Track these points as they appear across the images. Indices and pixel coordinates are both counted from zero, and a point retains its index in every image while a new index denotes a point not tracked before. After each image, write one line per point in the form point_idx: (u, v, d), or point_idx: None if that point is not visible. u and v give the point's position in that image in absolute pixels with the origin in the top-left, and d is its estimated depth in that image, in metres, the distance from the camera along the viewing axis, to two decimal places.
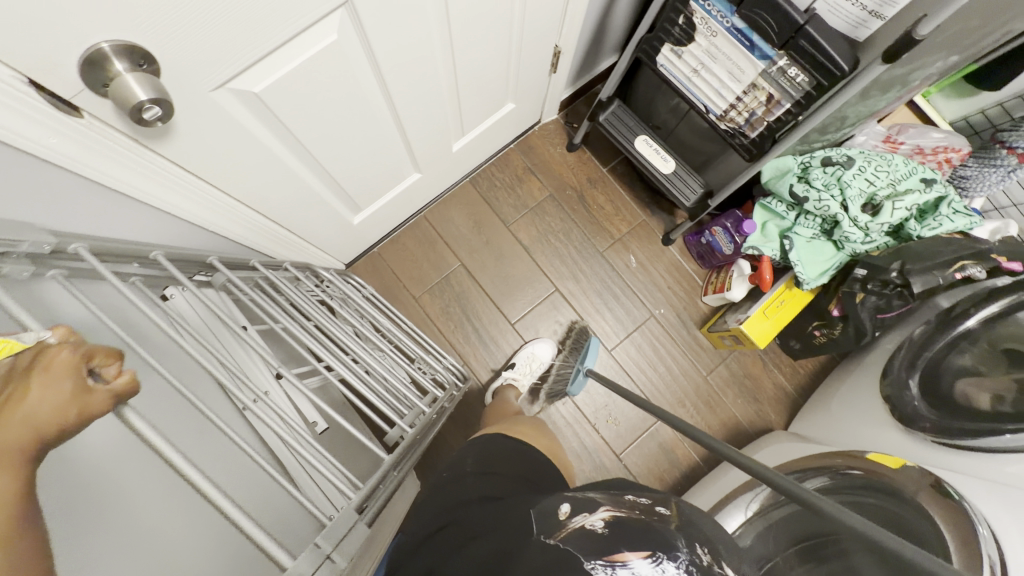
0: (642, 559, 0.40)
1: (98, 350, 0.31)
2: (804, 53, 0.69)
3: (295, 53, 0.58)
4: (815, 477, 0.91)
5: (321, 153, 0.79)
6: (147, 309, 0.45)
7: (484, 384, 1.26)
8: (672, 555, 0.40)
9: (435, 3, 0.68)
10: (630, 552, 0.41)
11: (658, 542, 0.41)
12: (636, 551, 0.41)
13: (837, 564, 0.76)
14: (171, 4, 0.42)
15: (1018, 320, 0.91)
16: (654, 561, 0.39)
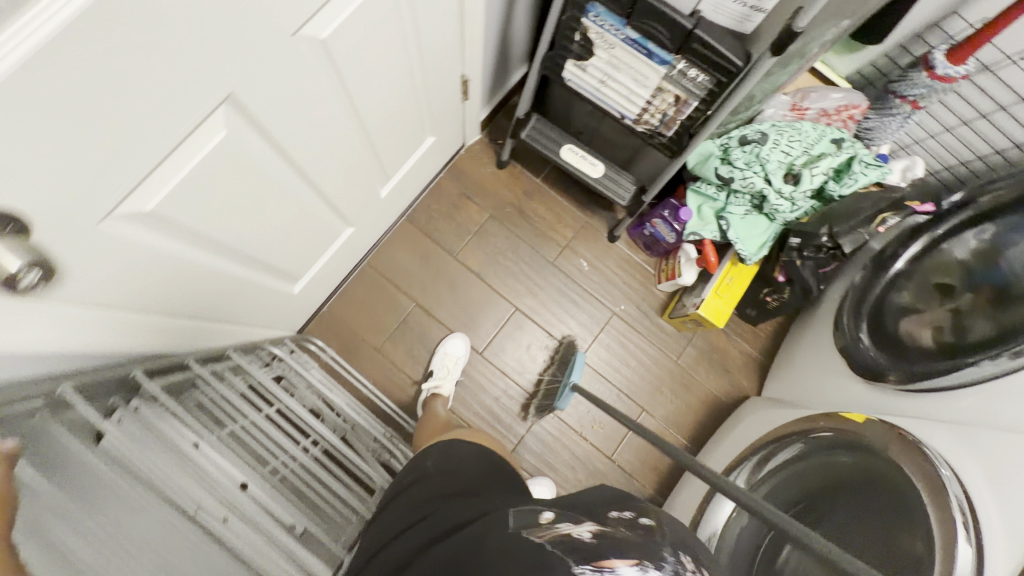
0: (629, 567, 0.44)
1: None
2: (699, 55, 0.71)
3: (185, 160, 0.54)
4: (780, 452, 0.97)
5: (239, 242, 0.74)
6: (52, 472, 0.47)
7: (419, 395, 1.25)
8: (656, 564, 0.45)
9: (326, 72, 0.65)
10: (617, 559, 0.44)
11: (644, 552, 0.46)
12: (623, 559, 0.44)
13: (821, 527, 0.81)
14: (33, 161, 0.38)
15: (942, 254, 1.03)
16: (641, 569, 0.44)
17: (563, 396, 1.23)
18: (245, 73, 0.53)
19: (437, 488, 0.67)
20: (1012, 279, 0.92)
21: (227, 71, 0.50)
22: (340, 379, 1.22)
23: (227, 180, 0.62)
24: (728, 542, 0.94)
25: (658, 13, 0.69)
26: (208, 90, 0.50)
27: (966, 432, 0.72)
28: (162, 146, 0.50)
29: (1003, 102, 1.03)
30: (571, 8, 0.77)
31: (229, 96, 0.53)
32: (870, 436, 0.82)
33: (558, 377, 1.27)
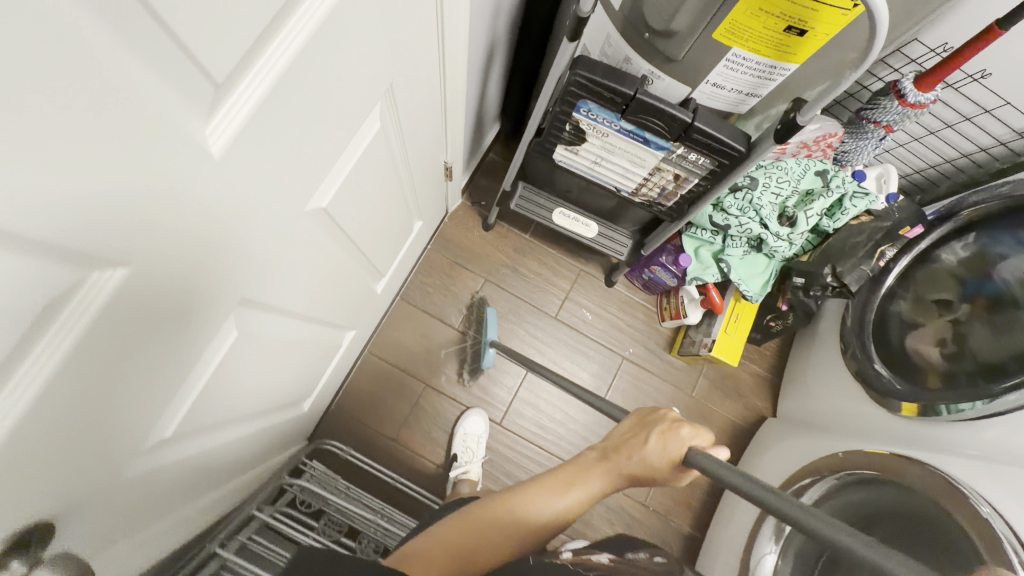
0: None
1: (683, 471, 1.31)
2: (699, 142, 0.70)
3: (200, 372, 0.50)
4: (813, 488, 0.99)
5: (252, 402, 0.70)
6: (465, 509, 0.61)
7: (445, 474, 1.21)
8: None
9: (326, 229, 0.61)
10: None
11: None
12: None
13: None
14: (45, 469, 0.34)
15: (933, 268, 1.07)
16: None
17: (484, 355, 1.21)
18: (250, 274, 0.49)
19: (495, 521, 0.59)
20: (1004, 289, 0.93)
21: (231, 282, 0.46)
22: (361, 477, 1.18)
23: (239, 365, 0.58)
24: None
25: (654, 109, 0.67)
26: (215, 308, 0.46)
27: (1000, 467, 0.75)
28: (175, 375, 0.46)
29: (967, 113, 1.07)
30: (559, 104, 0.75)
31: (239, 302, 0.50)
32: (911, 479, 0.83)
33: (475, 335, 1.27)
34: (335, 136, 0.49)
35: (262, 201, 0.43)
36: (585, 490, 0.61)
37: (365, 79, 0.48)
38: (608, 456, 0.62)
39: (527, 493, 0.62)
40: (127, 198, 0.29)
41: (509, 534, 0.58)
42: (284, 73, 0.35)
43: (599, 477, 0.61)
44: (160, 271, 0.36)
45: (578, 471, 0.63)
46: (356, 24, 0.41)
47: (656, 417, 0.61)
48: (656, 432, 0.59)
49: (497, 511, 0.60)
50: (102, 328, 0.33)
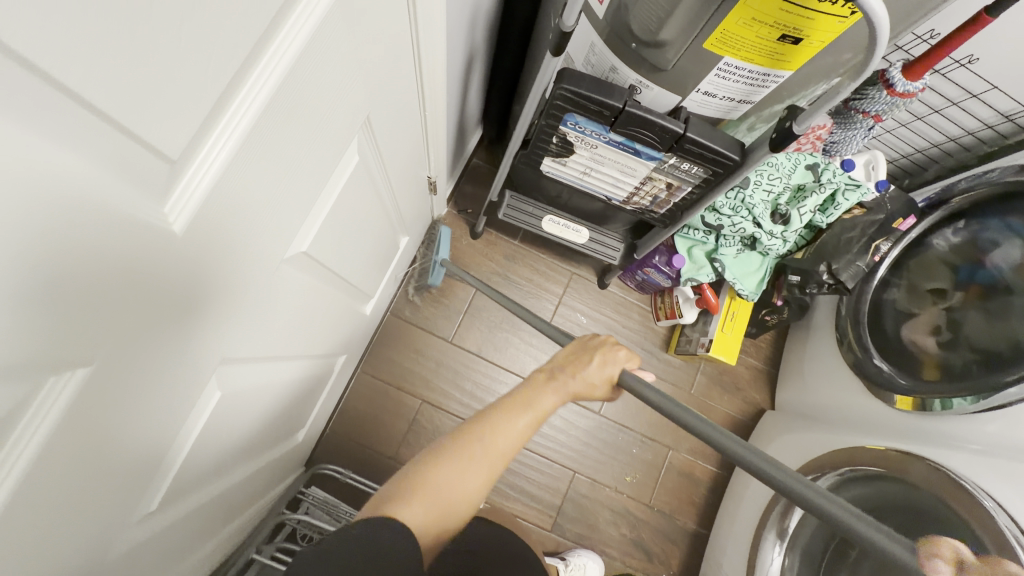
0: None
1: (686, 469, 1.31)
2: (692, 152, 0.68)
3: (186, 439, 0.47)
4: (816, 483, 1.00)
5: (243, 447, 0.67)
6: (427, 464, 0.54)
7: None
8: None
9: (309, 268, 0.58)
10: None
11: None
12: None
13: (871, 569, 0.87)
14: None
15: (924, 256, 1.07)
16: None
17: (433, 273, 1.19)
18: (232, 333, 0.47)
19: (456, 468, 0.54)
20: (996, 276, 0.93)
21: (211, 345, 0.44)
22: (363, 499, 1.16)
23: (228, 419, 0.55)
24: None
25: (645, 121, 0.65)
26: (197, 374, 0.43)
27: (1000, 459, 0.75)
28: (160, 448, 0.43)
29: (954, 98, 1.06)
30: (545, 117, 0.72)
31: (221, 362, 0.47)
32: (916, 477, 0.83)
33: (426, 256, 1.23)
34: (311, 180, 0.46)
35: (238, 262, 0.41)
36: (540, 410, 0.61)
37: (339, 119, 0.45)
38: (557, 376, 0.64)
39: (487, 418, 0.58)
40: (87, 298, 0.26)
41: (479, 463, 0.55)
42: (247, 135, 0.32)
43: (548, 395, 0.62)
44: (132, 356, 0.33)
45: (529, 395, 0.61)
46: (325, 67, 0.38)
47: (595, 342, 0.67)
48: (599, 355, 0.65)
49: (463, 442, 0.56)
50: (71, 421, 0.30)
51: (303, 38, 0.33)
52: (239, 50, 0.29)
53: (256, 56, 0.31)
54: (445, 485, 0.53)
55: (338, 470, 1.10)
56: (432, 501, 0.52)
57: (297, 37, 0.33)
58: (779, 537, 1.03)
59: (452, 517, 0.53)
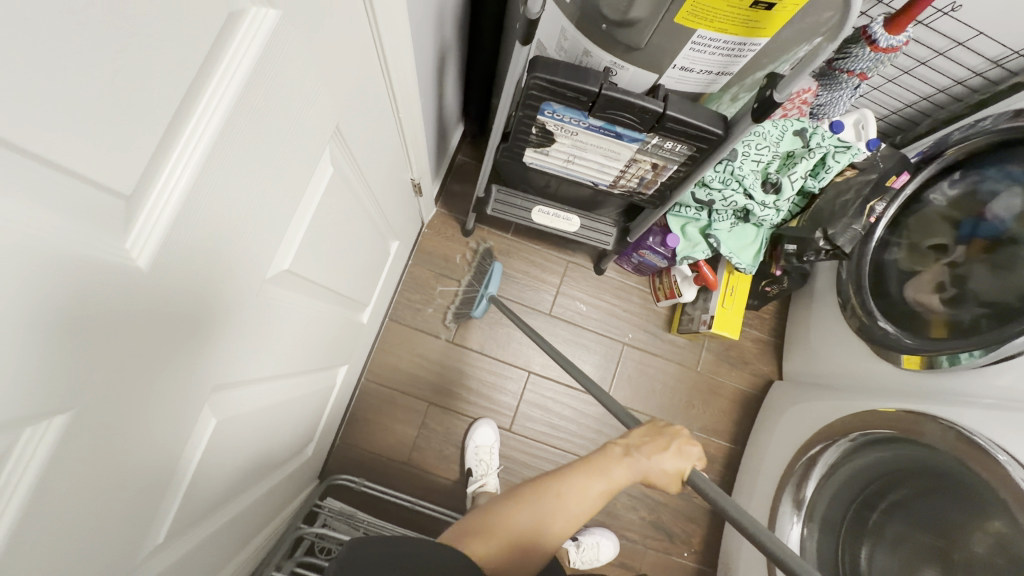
0: None
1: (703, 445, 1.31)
2: (673, 131, 0.67)
3: (185, 474, 0.46)
4: (830, 450, 1.00)
5: (251, 469, 0.67)
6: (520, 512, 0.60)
7: (463, 489, 1.20)
8: None
9: (294, 286, 0.57)
10: None
11: None
12: None
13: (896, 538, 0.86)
14: None
15: (923, 213, 1.05)
16: None
17: (478, 304, 1.22)
18: (223, 360, 0.46)
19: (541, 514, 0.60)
20: (999, 228, 0.91)
21: (199, 375, 0.43)
22: (380, 507, 1.16)
23: (229, 447, 0.55)
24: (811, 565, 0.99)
25: (623, 103, 0.64)
26: (187, 407, 0.43)
27: (1010, 413, 0.75)
28: (159, 485, 0.42)
29: (939, 48, 1.03)
30: (522, 108, 0.71)
31: (213, 391, 0.47)
32: (931, 438, 0.82)
33: (475, 287, 1.25)
34: (285, 199, 0.45)
35: (219, 288, 0.40)
36: (613, 480, 0.65)
37: (308, 135, 0.45)
38: (631, 452, 0.67)
39: (566, 477, 0.63)
40: (54, 354, 0.26)
41: (550, 516, 0.61)
42: (206, 161, 0.31)
43: (623, 468, 0.65)
44: (112, 400, 0.32)
45: (605, 462, 0.65)
46: (286, 84, 0.37)
47: (668, 429, 0.69)
48: (674, 445, 0.68)
49: (540, 492, 0.62)
50: (56, 470, 0.29)
51: (253, 57, 0.32)
52: (184, 76, 0.28)
53: (204, 79, 0.29)
54: (518, 529, 0.59)
55: (353, 479, 1.10)
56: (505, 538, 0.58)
57: (247, 57, 0.32)
58: (796, 509, 1.02)
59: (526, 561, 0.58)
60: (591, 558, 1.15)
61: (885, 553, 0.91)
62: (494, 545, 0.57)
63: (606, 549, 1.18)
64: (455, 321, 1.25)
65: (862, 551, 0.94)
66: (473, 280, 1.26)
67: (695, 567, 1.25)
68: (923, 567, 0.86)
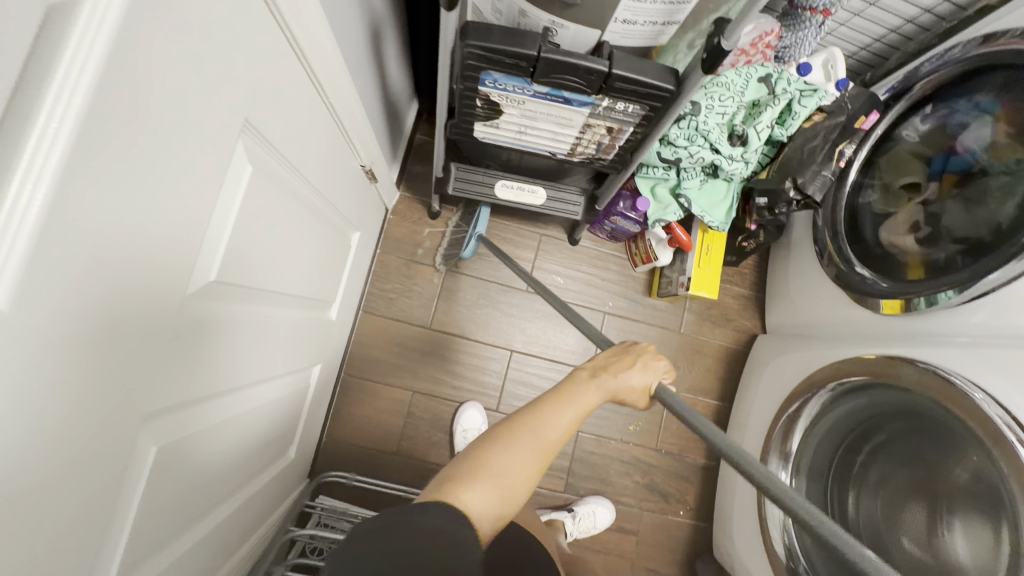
0: None
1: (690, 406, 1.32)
2: (622, 91, 0.62)
3: (127, 510, 0.43)
4: (814, 399, 1.01)
5: (220, 483, 0.65)
6: (497, 446, 0.55)
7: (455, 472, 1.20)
8: None
9: (231, 294, 0.54)
10: None
11: None
12: None
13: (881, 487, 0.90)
14: None
15: (895, 151, 1.02)
16: None
17: (466, 246, 1.16)
18: (154, 384, 0.43)
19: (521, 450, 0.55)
20: (970, 161, 0.88)
21: (124, 407, 0.39)
22: (374, 498, 1.17)
23: (180, 469, 0.52)
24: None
25: (565, 65, 0.59)
26: (117, 442, 0.40)
27: (985, 350, 0.75)
28: (98, 529, 0.40)
29: None
30: (461, 81, 0.66)
31: (144, 421, 0.43)
32: (907, 381, 0.81)
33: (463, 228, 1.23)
34: (195, 209, 0.42)
35: (126, 315, 0.37)
36: (587, 402, 0.62)
37: (208, 135, 0.41)
38: (598, 373, 0.65)
39: (533, 411, 0.59)
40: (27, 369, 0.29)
41: (527, 454, 0.55)
42: (63, 177, 0.27)
43: (593, 389, 0.63)
44: (17, 454, 0.30)
45: (572, 386, 0.63)
46: (161, 83, 0.33)
47: (632, 348, 0.69)
48: (639, 361, 0.68)
49: (510, 435, 0.56)
50: None
51: (103, 57, 0.28)
52: None
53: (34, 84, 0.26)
54: (498, 475, 0.53)
55: (343, 475, 1.09)
56: (486, 488, 0.52)
57: (92, 58, 0.28)
58: (783, 461, 1.04)
59: (511, 501, 0.53)
60: (588, 526, 1.17)
61: (869, 497, 0.92)
62: (478, 493, 0.51)
63: (603, 516, 1.20)
64: (444, 264, 1.25)
65: (849, 499, 0.95)
66: (462, 221, 1.25)
67: (692, 523, 1.27)
68: (905, 507, 0.86)
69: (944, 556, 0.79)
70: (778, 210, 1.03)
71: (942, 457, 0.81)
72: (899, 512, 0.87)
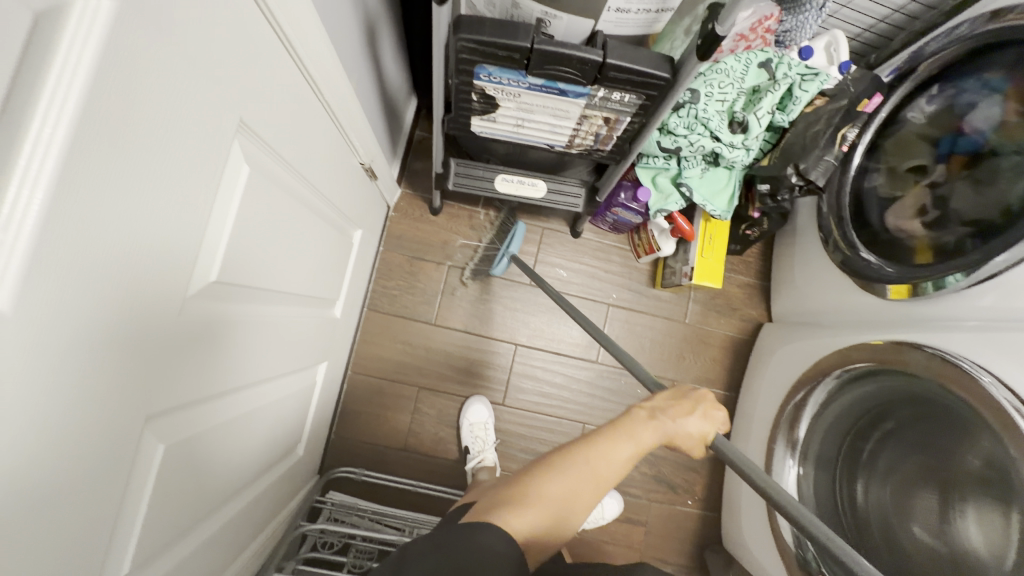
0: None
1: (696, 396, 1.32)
2: (617, 80, 0.62)
3: (134, 508, 0.44)
4: (819, 387, 1.00)
5: (229, 481, 0.66)
6: (550, 476, 0.56)
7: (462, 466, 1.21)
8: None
9: (232, 293, 0.55)
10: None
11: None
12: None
13: (890, 474, 0.90)
14: None
15: (901, 134, 1.01)
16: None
17: (499, 264, 1.19)
18: (156, 385, 0.44)
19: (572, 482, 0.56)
20: (979, 141, 0.87)
21: (126, 407, 0.40)
22: (383, 493, 1.18)
23: (188, 467, 0.53)
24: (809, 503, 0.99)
25: (559, 56, 0.59)
26: (122, 440, 0.40)
27: (993, 333, 0.74)
28: (106, 527, 0.41)
29: None
30: (456, 75, 0.66)
31: (147, 421, 0.44)
32: (915, 367, 0.80)
33: (495, 246, 1.23)
34: (191, 210, 0.42)
35: (123, 318, 0.37)
36: (641, 443, 0.61)
37: (202, 136, 0.41)
38: (657, 415, 0.63)
39: (587, 443, 0.59)
40: (31, 369, 0.30)
41: (578, 485, 0.56)
42: (59, 181, 0.28)
43: (649, 431, 0.61)
44: (24, 452, 0.30)
45: (629, 424, 0.62)
46: (154, 87, 0.34)
47: (695, 392, 0.67)
48: (700, 408, 0.65)
49: (564, 464, 0.57)
50: None
51: (93, 61, 0.28)
52: None
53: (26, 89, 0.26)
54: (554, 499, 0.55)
55: (351, 470, 1.10)
56: (536, 513, 0.53)
57: (82, 63, 0.28)
58: (791, 449, 1.03)
59: (559, 529, 0.55)
60: (595, 517, 1.18)
61: (878, 485, 0.91)
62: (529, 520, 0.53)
63: (611, 507, 1.20)
64: (472, 278, 1.25)
65: (859, 486, 0.94)
66: (495, 238, 1.24)
67: (700, 513, 1.27)
68: (914, 494, 0.86)
69: (955, 542, 0.79)
70: (781, 197, 1.02)
71: (952, 443, 0.80)
72: (909, 499, 0.86)
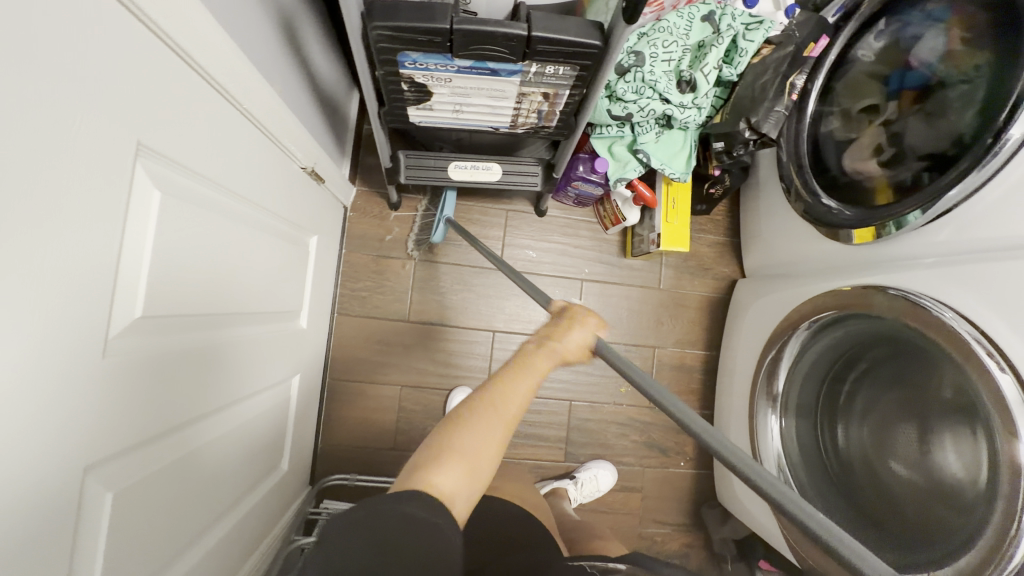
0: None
1: (679, 359, 1.32)
2: (547, 54, 0.59)
3: (89, 560, 0.43)
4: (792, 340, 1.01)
5: (205, 511, 0.65)
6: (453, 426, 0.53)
7: None
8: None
9: (168, 325, 0.52)
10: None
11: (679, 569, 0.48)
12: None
13: (870, 415, 0.91)
14: None
15: (851, 74, 0.99)
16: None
17: (437, 229, 1.14)
18: (91, 433, 0.41)
19: (481, 427, 0.53)
20: (926, 75, 0.85)
21: (56, 463, 0.38)
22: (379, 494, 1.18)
23: (151, 505, 0.51)
24: (794, 453, 1.01)
25: (482, 34, 0.56)
26: (57, 496, 0.38)
27: (954, 267, 0.74)
28: None
29: None
30: (380, 66, 0.63)
31: (86, 472, 0.42)
32: (880, 309, 0.81)
33: (432, 210, 1.21)
34: (93, 249, 0.40)
35: (27, 374, 0.35)
36: (540, 371, 0.60)
37: (92, 169, 0.38)
38: (545, 341, 0.64)
39: (488, 387, 0.57)
40: None
41: (488, 427, 0.53)
42: None
43: (543, 357, 0.62)
44: None
45: (524, 359, 0.61)
46: (15, 123, 0.31)
47: (570, 308, 0.69)
48: (580, 319, 0.67)
49: (468, 412, 0.54)
50: None
51: None
52: None
53: None
54: (465, 452, 0.51)
55: (344, 477, 1.10)
56: (454, 466, 0.50)
57: None
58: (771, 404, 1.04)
59: (478, 475, 0.51)
60: (592, 491, 1.19)
61: (858, 427, 0.93)
62: (446, 474, 0.49)
63: (605, 478, 1.21)
64: (417, 249, 1.22)
65: (841, 430, 0.96)
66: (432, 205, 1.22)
67: (694, 472, 1.30)
68: (893, 431, 0.86)
69: (933, 471, 0.80)
70: (738, 152, 1.01)
71: (926, 378, 0.81)
72: (888, 436, 0.87)
